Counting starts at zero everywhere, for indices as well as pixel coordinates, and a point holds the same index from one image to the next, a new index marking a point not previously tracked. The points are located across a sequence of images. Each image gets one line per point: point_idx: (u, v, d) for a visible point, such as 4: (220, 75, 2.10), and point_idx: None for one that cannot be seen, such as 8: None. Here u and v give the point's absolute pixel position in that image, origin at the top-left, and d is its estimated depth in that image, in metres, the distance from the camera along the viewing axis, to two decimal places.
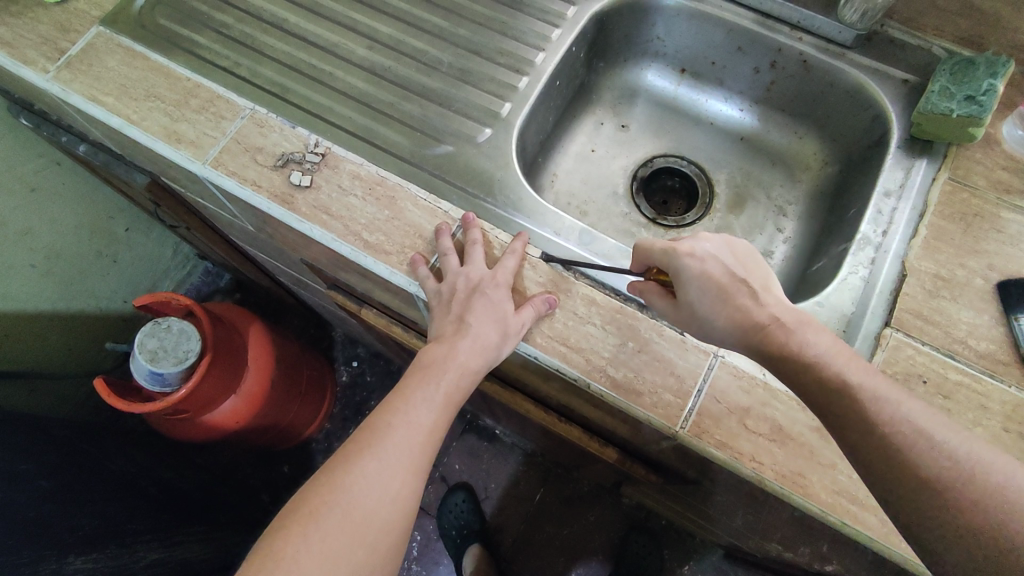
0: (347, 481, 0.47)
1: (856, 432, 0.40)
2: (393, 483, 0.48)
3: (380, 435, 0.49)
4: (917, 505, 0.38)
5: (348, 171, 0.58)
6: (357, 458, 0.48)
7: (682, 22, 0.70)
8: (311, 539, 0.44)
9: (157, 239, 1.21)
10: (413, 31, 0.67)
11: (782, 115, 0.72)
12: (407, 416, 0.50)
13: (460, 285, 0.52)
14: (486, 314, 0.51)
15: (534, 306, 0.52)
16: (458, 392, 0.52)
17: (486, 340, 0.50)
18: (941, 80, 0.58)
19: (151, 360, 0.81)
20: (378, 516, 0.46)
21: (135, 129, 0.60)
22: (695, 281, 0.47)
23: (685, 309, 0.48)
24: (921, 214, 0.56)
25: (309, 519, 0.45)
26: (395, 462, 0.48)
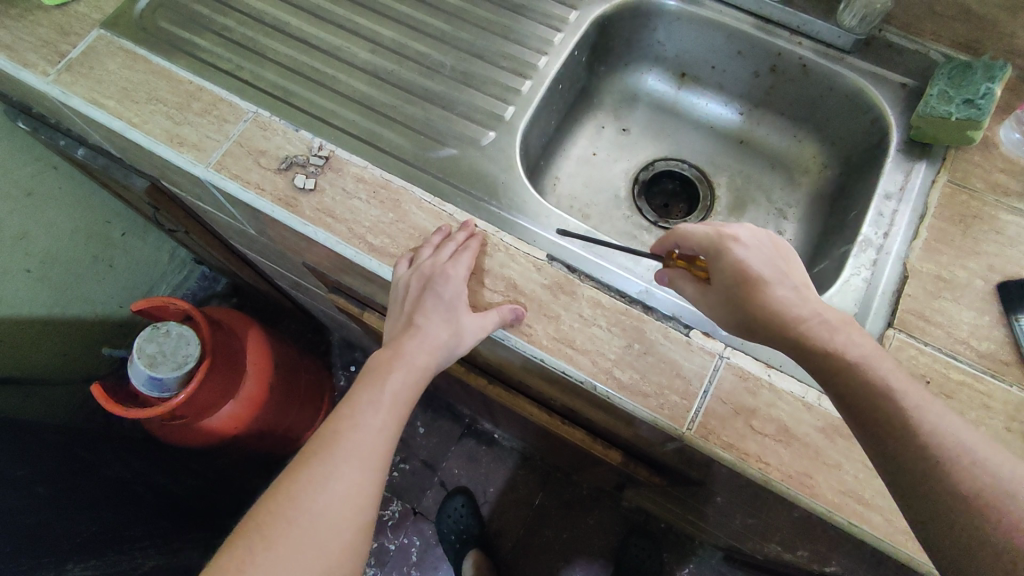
0: (293, 491, 0.46)
1: (879, 424, 0.39)
2: (339, 485, 0.46)
3: (326, 440, 0.49)
4: (937, 507, 0.36)
5: (352, 175, 0.58)
6: (304, 467, 0.47)
7: (682, 27, 0.70)
8: (257, 551, 0.44)
9: (153, 243, 1.20)
10: (416, 35, 0.67)
11: (782, 118, 0.73)
12: (355, 418, 0.50)
13: (412, 282, 0.52)
14: (438, 313, 0.52)
15: (499, 309, 0.52)
16: (407, 390, 0.52)
17: (439, 338, 0.51)
18: (939, 84, 0.59)
19: (149, 365, 0.80)
20: (328, 520, 0.45)
21: (136, 132, 0.59)
22: (728, 270, 0.46)
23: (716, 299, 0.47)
24: (921, 216, 0.56)
25: (257, 531, 0.45)
26: (342, 463, 0.47)
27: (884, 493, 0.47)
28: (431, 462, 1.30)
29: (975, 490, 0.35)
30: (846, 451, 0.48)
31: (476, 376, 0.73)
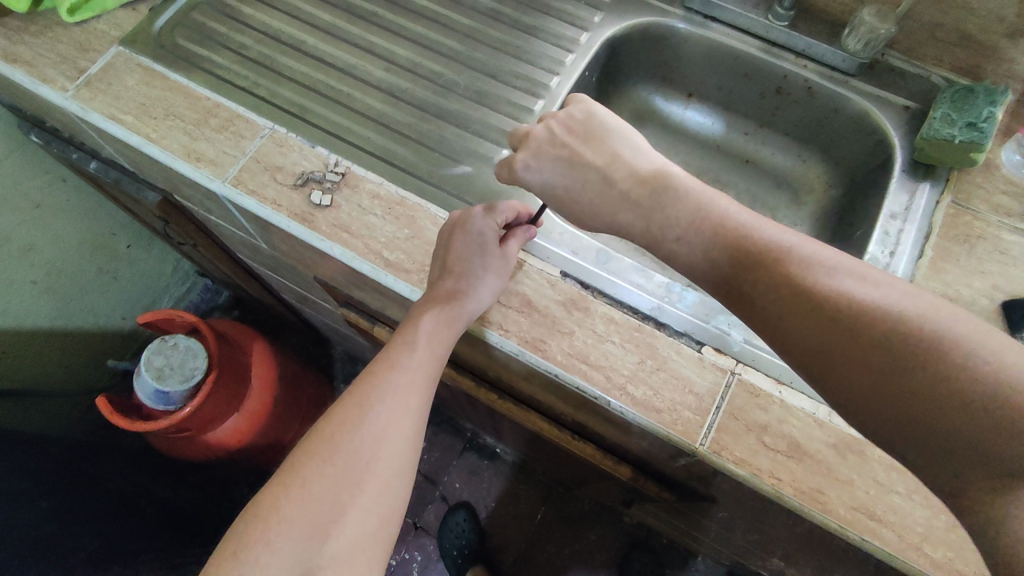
0: (329, 434, 0.47)
1: (839, 335, 0.37)
2: (376, 425, 0.47)
3: (364, 386, 0.50)
4: (944, 433, 0.34)
5: (368, 191, 0.59)
6: (341, 412, 0.48)
7: (690, 50, 0.72)
8: (294, 490, 0.44)
9: (157, 255, 1.20)
10: (431, 54, 0.68)
11: (787, 138, 0.74)
12: (394, 361, 0.51)
13: (444, 230, 0.55)
14: (474, 256, 0.52)
15: (519, 236, 0.56)
16: (445, 326, 0.52)
17: (475, 280, 0.52)
18: (941, 107, 0.60)
19: (157, 378, 0.81)
20: (363, 457, 0.46)
21: (154, 147, 0.60)
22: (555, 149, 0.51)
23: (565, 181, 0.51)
24: (926, 236, 0.58)
25: (292, 474, 0.45)
26: (380, 404, 0.48)
27: (896, 509, 0.48)
28: (433, 476, 1.30)
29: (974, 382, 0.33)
30: (857, 467, 0.49)
31: (486, 392, 0.72)
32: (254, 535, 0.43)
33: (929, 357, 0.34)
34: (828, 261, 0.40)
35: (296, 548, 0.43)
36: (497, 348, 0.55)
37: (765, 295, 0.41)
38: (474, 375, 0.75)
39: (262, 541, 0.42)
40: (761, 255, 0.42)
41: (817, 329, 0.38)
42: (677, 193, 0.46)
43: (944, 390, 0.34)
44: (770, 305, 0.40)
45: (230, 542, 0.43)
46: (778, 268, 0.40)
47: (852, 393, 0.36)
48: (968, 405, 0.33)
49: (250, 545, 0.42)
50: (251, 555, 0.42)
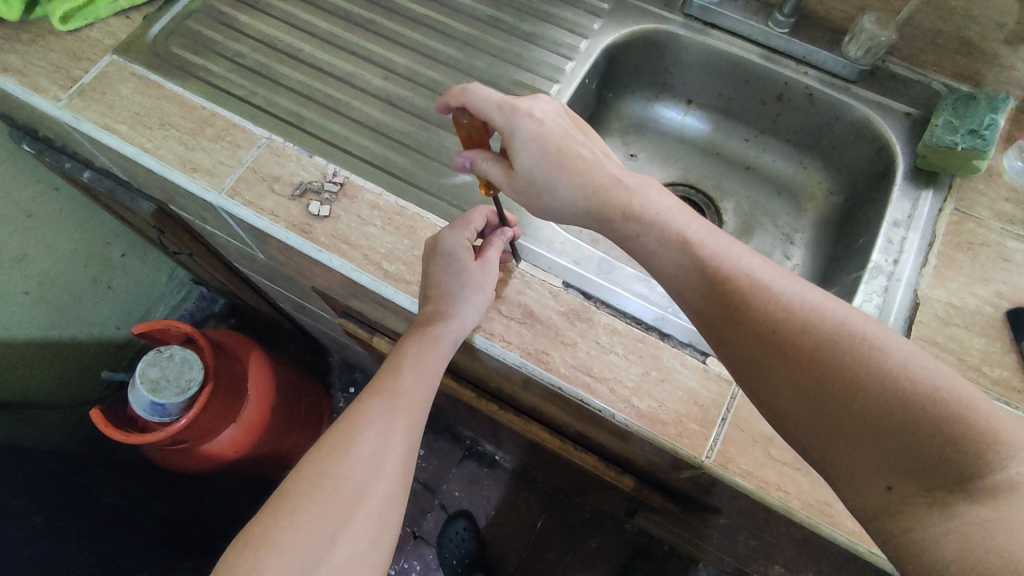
0: (318, 459, 0.46)
1: (817, 372, 0.38)
2: (365, 450, 0.47)
3: (354, 412, 0.49)
4: (912, 461, 0.36)
5: (367, 202, 0.58)
6: (331, 439, 0.48)
7: (690, 57, 0.72)
8: (284, 516, 0.44)
9: (152, 263, 1.18)
10: (429, 62, 0.67)
11: (787, 146, 0.73)
12: (381, 387, 0.51)
13: (426, 252, 0.54)
14: (451, 275, 0.51)
15: (495, 245, 0.54)
16: (431, 350, 0.52)
17: (457, 297, 0.51)
18: (943, 114, 0.60)
19: (152, 390, 0.80)
20: (352, 482, 0.46)
21: (149, 157, 0.59)
22: (532, 140, 0.47)
23: (540, 178, 0.48)
24: (930, 243, 0.57)
25: (282, 501, 0.45)
26: (369, 429, 0.48)
27: None
28: (431, 485, 1.29)
29: (939, 413, 0.35)
30: None
31: (487, 402, 0.71)
32: (244, 562, 0.42)
33: (894, 391, 0.36)
34: (767, 274, 0.42)
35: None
36: (500, 361, 0.54)
37: (708, 309, 0.43)
38: (474, 386, 0.74)
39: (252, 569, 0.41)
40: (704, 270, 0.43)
41: (785, 362, 0.40)
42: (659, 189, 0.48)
43: (914, 420, 0.35)
44: (748, 345, 0.41)
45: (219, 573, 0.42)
46: (747, 297, 0.41)
47: (817, 424, 0.39)
48: (932, 436, 0.35)
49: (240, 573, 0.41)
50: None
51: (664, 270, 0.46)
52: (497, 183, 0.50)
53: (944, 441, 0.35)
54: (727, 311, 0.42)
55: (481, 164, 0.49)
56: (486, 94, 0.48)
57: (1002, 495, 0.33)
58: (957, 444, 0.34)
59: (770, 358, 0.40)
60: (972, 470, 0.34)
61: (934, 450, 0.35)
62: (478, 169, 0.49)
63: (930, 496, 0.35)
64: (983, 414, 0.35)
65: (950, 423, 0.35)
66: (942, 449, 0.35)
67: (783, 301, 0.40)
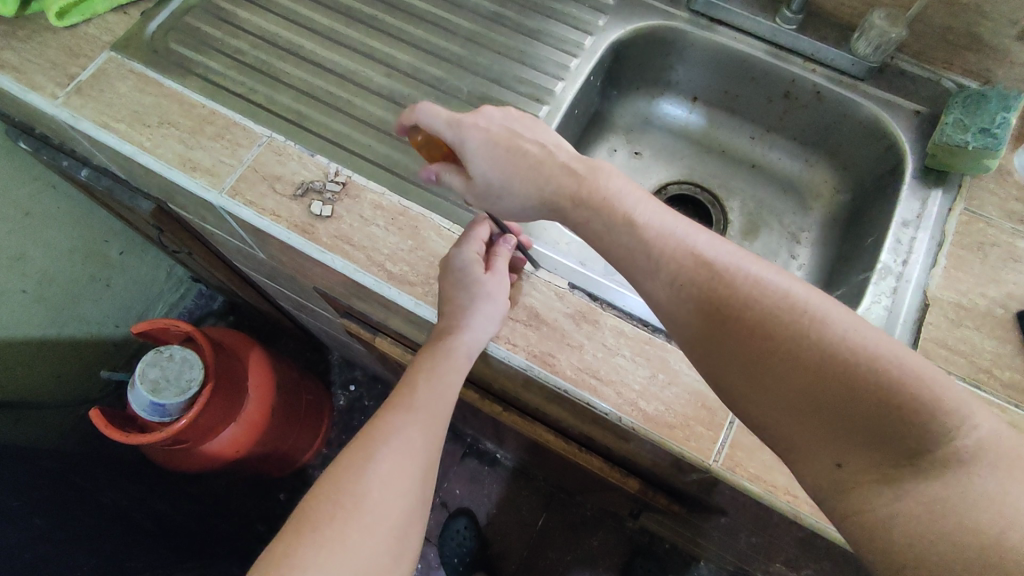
0: (337, 478, 0.46)
1: (774, 351, 0.37)
2: (382, 465, 0.46)
3: (371, 429, 0.49)
4: (870, 439, 0.35)
5: (370, 201, 0.57)
6: (350, 457, 0.47)
7: (696, 54, 0.71)
8: (306, 536, 0.43)
9: (151, 261, 1.17)
10: (431, 59, 0.66)
11: (793, 143, 0.73)
12: (394, 403, 0.51)
13: (439, 270, 0.54)
14: (466, 288, 0.51)
15: (502, 254, 0.54)
16: (443, 365, 0.52)
17: (472, 310, 0.50)
18: (953, 112, 0.59)
19: (152, 391, 0.79)
20: (372, 498, 0.45)
21: (148, 156, 0.58)
22: (477, 147, 0.48)
23: (491, 182, 0.48)
24: (940, 244, 0.57)
25: (303, 521, 0.44)
26: (387, 446, 0.47)
27: None
28: None
29: (893, 387, 0.34)
30: None
31: (491, 404, 0.70)
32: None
33: (849, 368, 0.35)
34: (718, 250, 0.41)
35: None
36: (504, 363, 0.54)
37: (655, 288, 0.43)
38: (478, 386, 0.74)
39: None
40: (649, 251, 0.43)
41: (745, 342, 0.39)
42: (609, 172, 0.46)
43: (869, 398, 0.35)
44: (704, 326, 0.40)
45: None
46: (702, 277, 0.40)
47: (777, 405, 0.38)
48: (890, 413, 0.34)
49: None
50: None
51: (626, 263, 0.44)
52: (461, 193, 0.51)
53: (899, 415, 0.34)
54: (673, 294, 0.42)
55: (443, 173, 0.51)
56: (433, 111, 0.49)
57: (949, 469, 0.33)
58: (915, 420, 0.34)
59: (726, 339, 0.39)
60: (922, 444, 0.34)
61: (888, 428, 0.34)
62: (443, 180, 0.51)
63: (883, 474, 0.35)
64: (933, 384, 0.34)
65: (905, 397, 0.34)
66: (900, 424, 0.34)
67: (732, 279, 0.40)
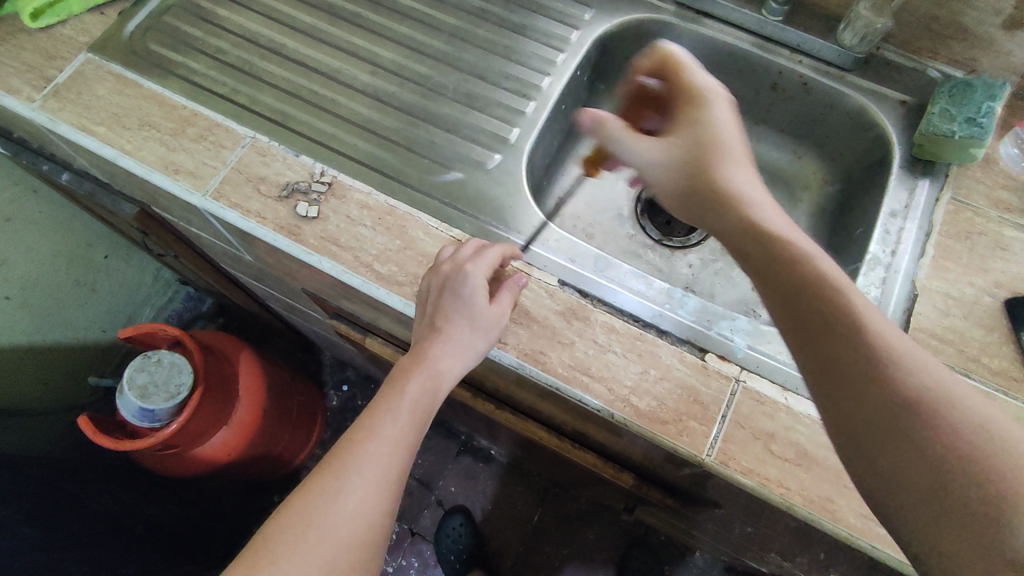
0: (301, 506, 0.44)
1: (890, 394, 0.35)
2: (351, 499, 0.44)
3: (343, 454, 0.45)
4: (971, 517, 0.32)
5: (356, 201, 0.57)
6: (317, 480, 0.45)
7: (683, 47, 0.70)
8: (265, 563, 0.41)
9: (136, 264, 1.16)
10: (416, 56, 0.66)
11: (780, 135, 0.73)
12: (373, 428, 0.46)
13: (438, 282, 0.50)
14: (465, 320, 0.49)
15: (510, 288, 0.52)
16: (427, 397, 0.49)
17: (464, 343, 0.49)
18: (940, 102, 0.59)
19: (140, 396, 0.78)
20: (336, 534, 0.43)
21: (129, 159, 0.57)
22: (706, 120, 0.48)
23: (667, 152, 0.48)
24: (928, 233, 0.57)
25: (264, 543, 0.43)
26: (356, 476, 0.44)
27: None
28: (427, 481, 1.28)
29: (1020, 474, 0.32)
30: None
31: (483, 402, 0.70)
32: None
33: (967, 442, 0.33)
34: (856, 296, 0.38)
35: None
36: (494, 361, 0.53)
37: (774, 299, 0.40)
38: (470, 385, 0.73)
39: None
40: (764, 240, 0.41)
41: (859, 375, 0.36)
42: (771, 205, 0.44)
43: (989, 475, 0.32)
44: (813, 346, 0.37)
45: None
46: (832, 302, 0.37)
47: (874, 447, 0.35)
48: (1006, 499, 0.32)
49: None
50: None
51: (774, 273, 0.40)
52: (620, 148, 0.51)
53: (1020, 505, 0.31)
54: (774, 277, 0.39)
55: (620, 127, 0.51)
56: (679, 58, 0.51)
57: None
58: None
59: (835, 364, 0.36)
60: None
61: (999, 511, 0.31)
62: (603, 127, 0.52)
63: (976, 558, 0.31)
64: None
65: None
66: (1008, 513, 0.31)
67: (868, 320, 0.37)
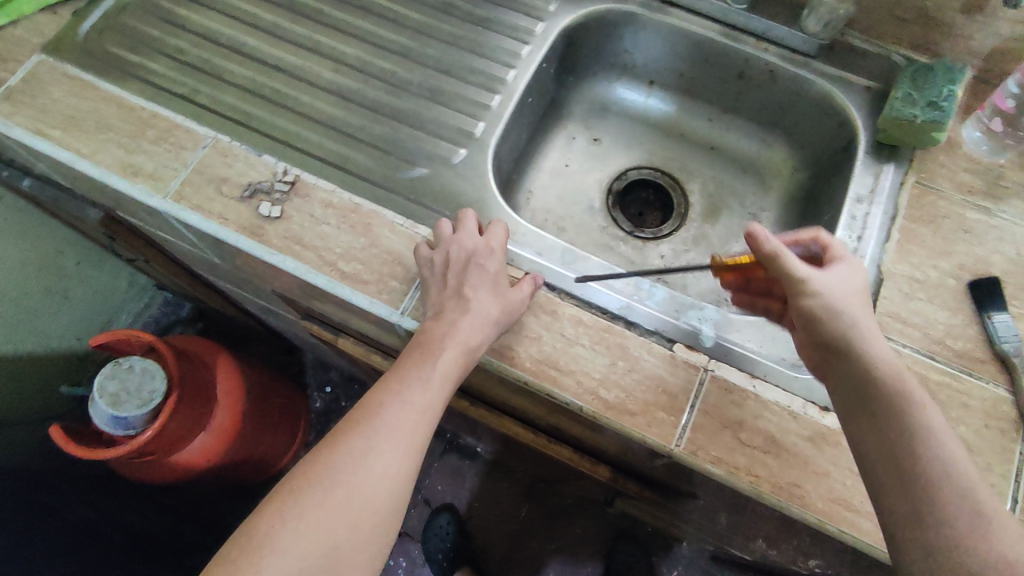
0: (329, 462, 0.43)
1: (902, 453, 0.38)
2: (378, 463, 0.43)
3: (371, 418, 0.45)
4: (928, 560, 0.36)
5: (320, 200, 0.56)
6: (343, 438, 0.44)
7: (650, 37, 0.70)
8: (289, 518, 0.41)
9: (110, 270, 1.14)
10: (380, 51, 0.65)
11: (750, 123, 0.73)
12: (401, 395, 0.45)
13: (460, 258, 0.51)
14: (490, 292, 0.50)
15: (530, 279, 0.52)
16: (457, 371, 0.47)
17: (488, 316, 0.48)
18: (903, 86, 0.59)
19: (113, 404, 0.77)
20: (362, 495, 0.42)
21: (86, 162, 0.56)
22: (853, 272, 0.45)
23: (856, 299, 0.43)
24: (893, 218, 0.57)
25: (289, 497, 0.42)
26: (386, 440, 0.44)
27: None
28: (414, 480, 1.28)
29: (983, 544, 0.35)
30: (833, 459, 0.48)
31: (458, 399, 0.70)
32: (246, 563, 0.40)
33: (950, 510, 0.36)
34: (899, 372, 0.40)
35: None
36: None
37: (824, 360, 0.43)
38: None
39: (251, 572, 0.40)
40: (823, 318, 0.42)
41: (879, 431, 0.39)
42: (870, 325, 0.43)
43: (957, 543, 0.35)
44: (849, 402, 0.41)
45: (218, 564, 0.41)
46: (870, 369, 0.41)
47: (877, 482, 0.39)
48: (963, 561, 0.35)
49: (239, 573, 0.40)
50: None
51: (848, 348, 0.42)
52: (794, 273, 0.44)
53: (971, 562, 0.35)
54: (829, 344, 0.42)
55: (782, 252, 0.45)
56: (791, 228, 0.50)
57: None
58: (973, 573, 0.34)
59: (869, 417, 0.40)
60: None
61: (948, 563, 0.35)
62: (774, 246, 0.45)
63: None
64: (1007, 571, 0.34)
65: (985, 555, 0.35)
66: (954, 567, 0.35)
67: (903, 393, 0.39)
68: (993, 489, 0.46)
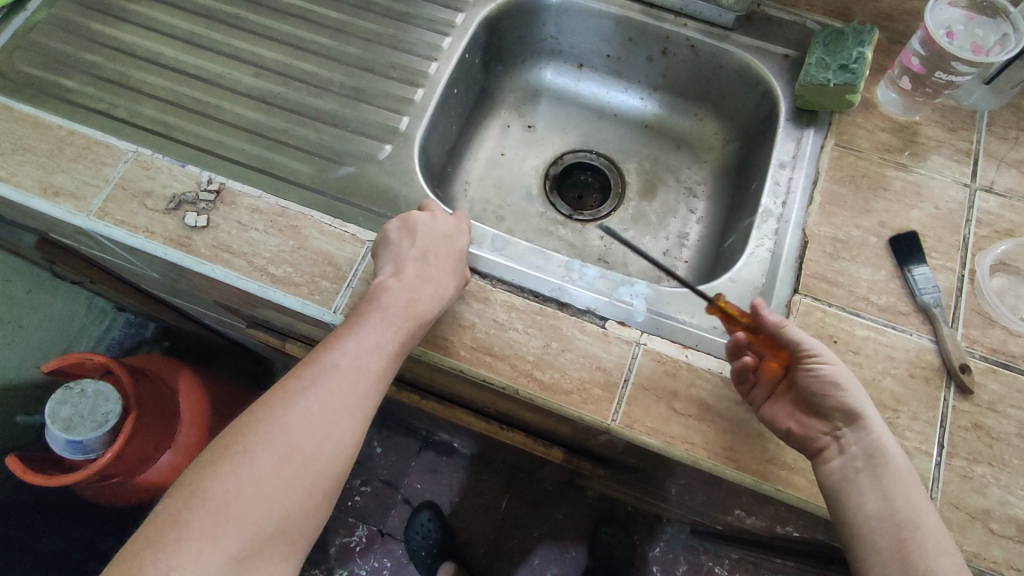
0: (281, 424, 0.42)
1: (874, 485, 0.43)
2: (334, 430, 0.44)
3: (327, 379, 0.45)
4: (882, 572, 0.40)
5: (246, 206, 0.56)
6: (297, 398, 0.44)
7: (572, 20, 0.70)
8: (242, 479, 0.40)
9: (64, 295, 1.13)
10: (300, 53, 0.65)
11: (679, 99, 0.73)
12: (356, 360, 0.46)
13: (423, 233, 0.52)
14: (449, 266, 0.51)
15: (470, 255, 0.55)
16: (411, 336, 0.48)
17: (445, 288, 0.50)
18: (816, 52, 0.61)
19: (66, 429, 0.76)
20: (317, 459, 0.42)
21: (3, 185, 0.55)
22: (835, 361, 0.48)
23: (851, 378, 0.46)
24: (814, 181, 0.58)
25: (242, 456, 0.41)
26: (343, 405, 0.44)
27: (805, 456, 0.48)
28: (393, 480, 1.28)
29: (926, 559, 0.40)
30: None
31: (409, 394, 0.70)
32: (200, 525, 0.39)
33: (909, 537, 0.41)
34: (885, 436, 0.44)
35: (238, 550, 0.39)
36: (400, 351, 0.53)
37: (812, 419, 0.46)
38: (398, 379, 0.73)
39: (203, 537, 0.38)
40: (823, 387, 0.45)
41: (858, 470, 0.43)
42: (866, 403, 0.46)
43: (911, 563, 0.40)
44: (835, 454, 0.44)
45: (160, 530, 0.39)
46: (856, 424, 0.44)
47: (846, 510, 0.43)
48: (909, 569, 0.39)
49: (190, 533, 0.38)
50: (189, 546, 0.38)
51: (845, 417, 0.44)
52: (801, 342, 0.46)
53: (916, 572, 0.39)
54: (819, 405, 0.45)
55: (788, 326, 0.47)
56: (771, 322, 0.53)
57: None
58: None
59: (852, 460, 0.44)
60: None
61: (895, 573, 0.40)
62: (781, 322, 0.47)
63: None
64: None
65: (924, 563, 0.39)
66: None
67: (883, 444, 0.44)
68: (919, 437, 0.48)
